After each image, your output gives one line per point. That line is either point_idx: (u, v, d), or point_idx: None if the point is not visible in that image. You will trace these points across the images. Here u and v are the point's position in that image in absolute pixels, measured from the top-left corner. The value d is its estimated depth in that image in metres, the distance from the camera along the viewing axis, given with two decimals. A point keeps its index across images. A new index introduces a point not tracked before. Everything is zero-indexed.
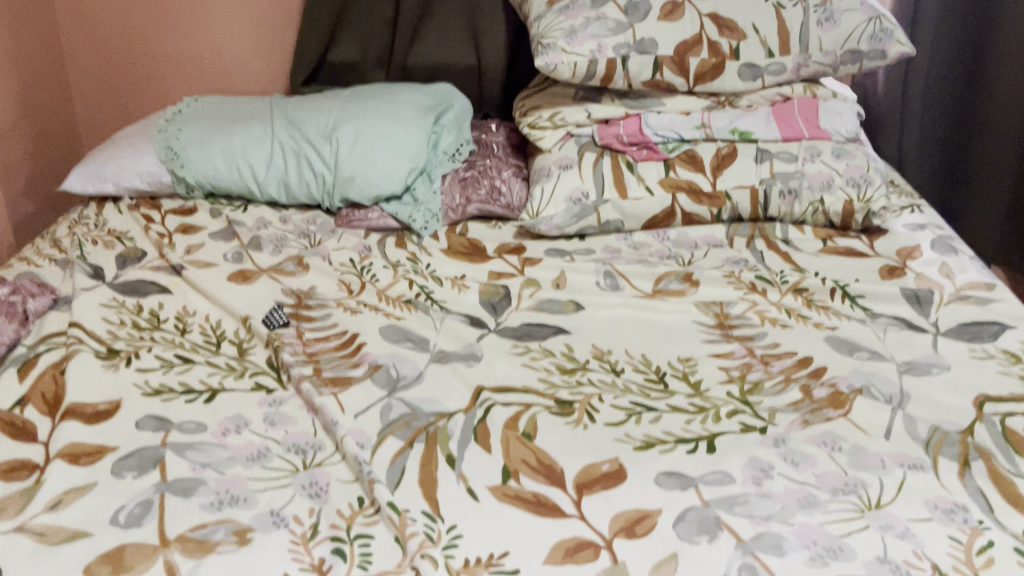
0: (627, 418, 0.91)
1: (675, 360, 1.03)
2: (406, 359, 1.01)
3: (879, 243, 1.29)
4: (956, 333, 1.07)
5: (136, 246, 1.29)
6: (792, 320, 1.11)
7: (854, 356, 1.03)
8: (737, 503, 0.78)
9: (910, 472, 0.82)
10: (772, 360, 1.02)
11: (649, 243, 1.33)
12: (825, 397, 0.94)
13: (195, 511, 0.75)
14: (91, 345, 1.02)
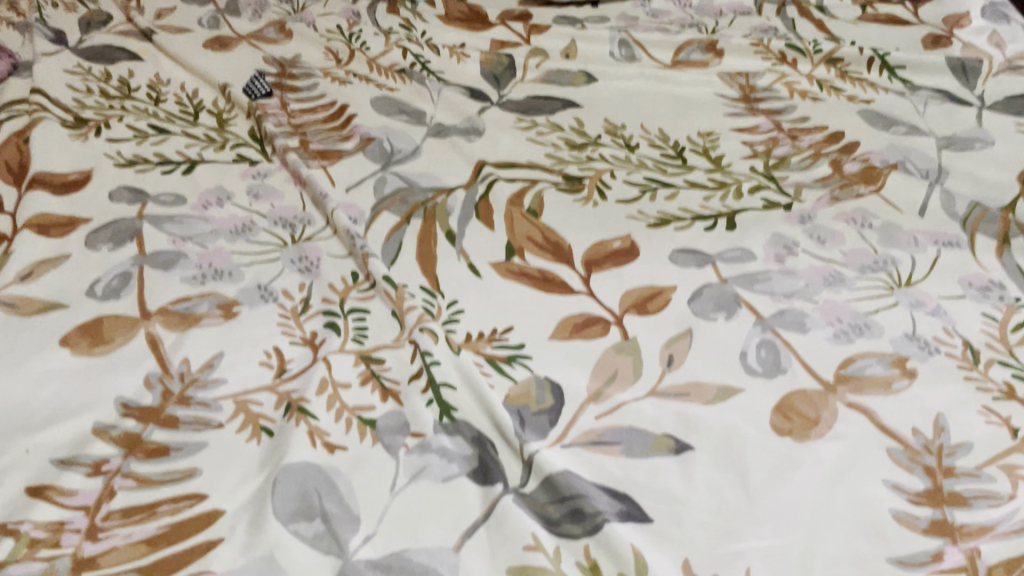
0: (641, 194, 0.84)
1: (695, 135, 0.94)
2: (400, 133, 0.93)
3: (924, 10, 1.16)
4: (1002, 108, 0.97)
5: (100, 9, 1.17)
6: (824, 93, 1.01)
7: (890, 131, 0.94)
8: (757, 281, 0.72)
9: (944, 250, 0.76)
10: (800, 135, 0.94)
11: (669, 11, 1.20)
12: (856, 173, 0.87)
13: (177, 284, 0.70)
14: (56, 114, 0.93)
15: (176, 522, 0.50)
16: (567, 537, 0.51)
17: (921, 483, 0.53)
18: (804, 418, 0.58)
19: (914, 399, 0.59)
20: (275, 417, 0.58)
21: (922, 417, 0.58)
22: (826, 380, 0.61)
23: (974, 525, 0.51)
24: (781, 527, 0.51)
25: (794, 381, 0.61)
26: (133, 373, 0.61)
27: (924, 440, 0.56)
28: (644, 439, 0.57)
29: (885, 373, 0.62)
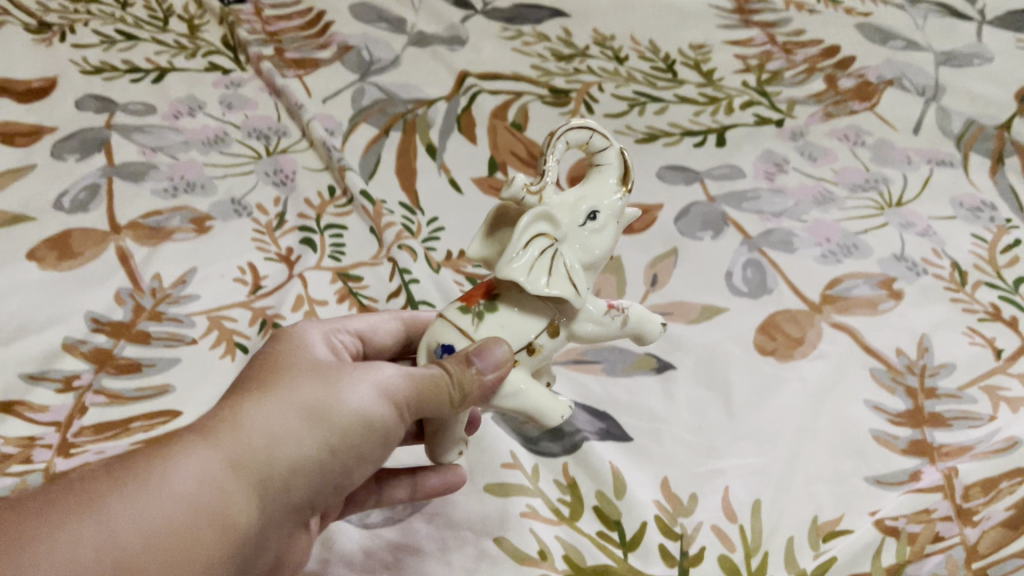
0: (629, 109, 0.80)
1: (688, 48, 0.90)
2: (379, 41, 0.88)
3: None
4: (1005, 22, 0.92)
5: None
6: (821, 5, 0.96)
7: (887, 46, 0.90)
8: (746, 199, 0.70)
9: (937, 169, 0.74)
10: (795, 48, 0.90)
11: None
12: (851, 89, 0.83)
13: (147, 196, 0.68)
14: (19, 16, 0.88)
15: (150, 437, 0.49)
16: (546, 454, 0.50)
17: (903, 403, 0.53)
18: (789, 339, 0.57)
19: (899, 320, 0.59)
20: (250, 333, 0.57)
21: (906, 338, 0.57)
22: (811, 301, 0.60)
23: (954, 446, 0.50)
24: (764, 443, 0.50)
25: (780, 303, 0.60)
26: (103, 287, 0.59)
27: (906, 361, 0.56)
28: (626, 356, 0.56)
29: (871, 294, 0.61)
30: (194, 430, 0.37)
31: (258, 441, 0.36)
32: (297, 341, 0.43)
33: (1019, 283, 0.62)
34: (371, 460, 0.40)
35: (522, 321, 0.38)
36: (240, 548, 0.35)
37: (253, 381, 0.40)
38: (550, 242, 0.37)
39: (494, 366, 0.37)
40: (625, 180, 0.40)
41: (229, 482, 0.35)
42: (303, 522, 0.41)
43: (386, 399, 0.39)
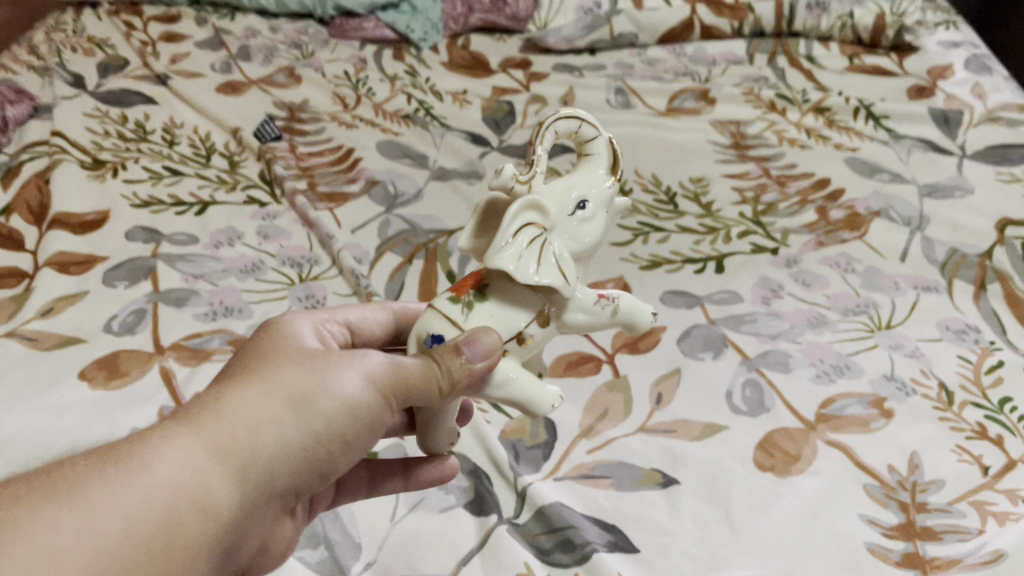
0: (634, 238, 0.86)
1: (687, 180, 0.97)
2: (403, 175, 0.96)
3: (909, 62, 1.22)
4: (983, 157, 1.00)
5: (117, 54, 1.22)
6: (811, 141, 1.04)
7: (874, 179, 0.97)
8: (743, 323, 0.75)
9: (923, 294, 0.79)
10: (788, 181, 0.96)
11: (664, 60, 1.25)
12: (840, 219, 0.89)
13: (188, 320, 0.73)
14: (75, 155, 0.97)
15: None
16: (557, 564, 0.53)
17: (895, 517, 0.56)
18: (786, 454, 0.61)
19: (890, 437, 0.63)
20: None
21: (898, 455, 0.61)
22: (807, 419, 0.64)
23: (944, 558, 0.53)
24: (764, 556, 0.54)
25: (777, 420, 0.64)
26: (147, 406, 0.64)
27: (898, 477, 0.59)
28: (633, 471, 0.60)
29: (864, 412, 0.65)
30: (179, 417, 0.40)
31: (240, 430, 0.40)
32: (287, 328, 0.47)
33: (1004, 402, 0.66)
34: (357, 446, 0.43)
35: (513, 311, 0.42)
36: (221, 528, 0.39)
37: (245, 368, 0.43)
38: (540, 230, 0.41)
39: (483, 355, 0.41)
40: (612, 169, 0.46)
41: (208, 469, 0.38)
42: (296, 497, 0.44)
43: (371, 384, 0.42)
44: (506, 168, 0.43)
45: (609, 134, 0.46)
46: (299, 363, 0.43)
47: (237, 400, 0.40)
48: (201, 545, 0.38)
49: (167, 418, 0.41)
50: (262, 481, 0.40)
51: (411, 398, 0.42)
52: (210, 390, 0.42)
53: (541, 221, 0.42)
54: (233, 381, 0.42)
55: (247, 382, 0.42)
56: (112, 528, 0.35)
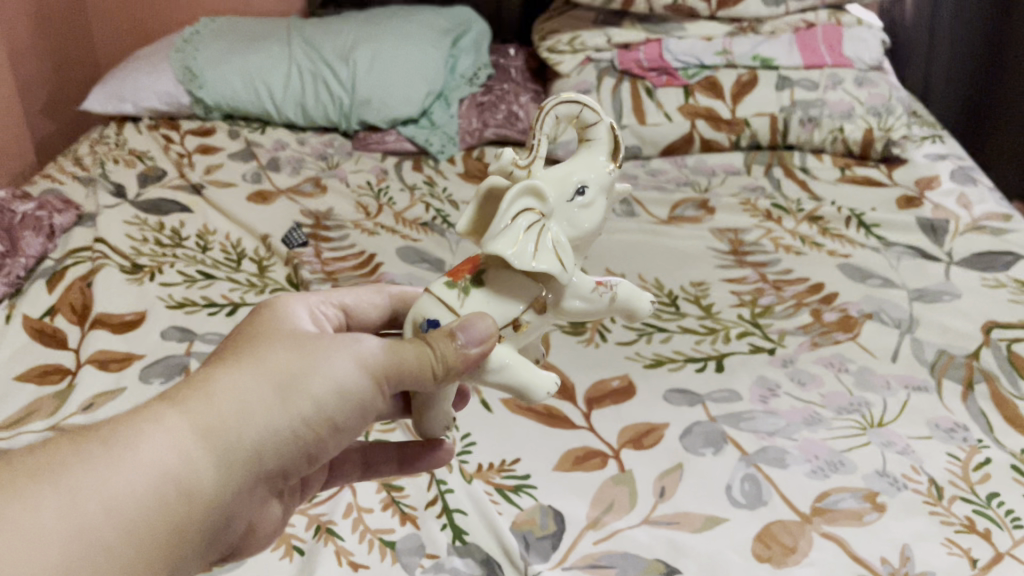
0: (638, 338, 0.91)
1: (688, 284, 1.02)
2: (421, 279, 1.02)
3: (898, 173, 1.29)
4: (969, 263, 1.06)
5: (156, 165, 1.31)
6: (806, 248, 1.10)
7: (866, 283, 1.02)
8: (742, 420, 0.79)
9: (914, 393, 0.83)
10: (784, 286, 1.02)
11: (666, 171, 1.33)
12: (834, 321, 0.94)
13: None
14: (116, 259, 1.04)
15: None
16: None
17: None
18: (783, 547, 0.65)
19: (882, 531, 0.66)
20: (305, 537, 0.65)
21: (890, 548, 0.65)
22: (802, 512, 0.68)
23: None
24: None
25: (774, 513, 0.68)
26: None
27: (890, 568, 0.63)
28: (638, 562, 0.63)
29: (857, 506, 0.69)
30: (170, 398, 0.45)
31: (226, 412, 0.44)
32: (281, 313, 0.51)
33: (992, 496, 0.70)
34: (343, 426, 0.48)
35: (514, 296, 0.47)
36: (206, 501, 0.44)
37: (238, 350, 0.48)
38: (539, 217, 0.46)
39: (478, 340, 0.45)
40: (612, 155, 0.50)
41: (193, 449, 0.43)
42: (286, 473, 0.49)
43: (361, 368, 0.47)
44: (507, 153, 0.49)
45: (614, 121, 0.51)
46: (290, 347, 0.47)
47: (227, 383, 0.45)
48: (186, 519, 0.43)
49: (159, 398, 0.45)
50: (246, 461, 0.45)
51: (399, 378, 0.47)
52: (202, 370, 0.47)
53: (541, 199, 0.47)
54: (226, 364, 0.47)
55: (239, 366, 0.46)
56: (96, 502, 0.40)
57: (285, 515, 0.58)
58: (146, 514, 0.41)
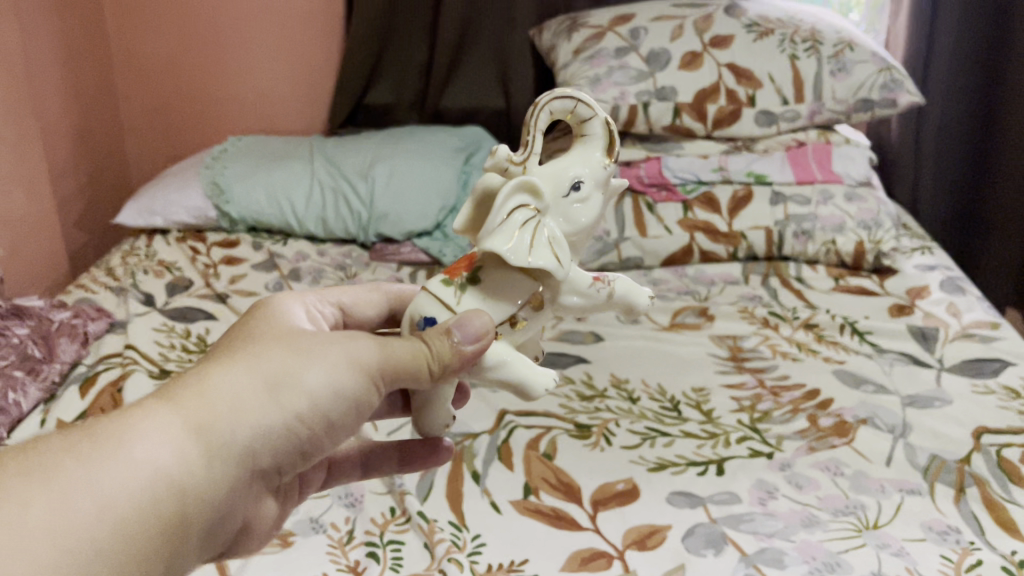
0: (641, 441, 0.95)
1: (689, 390, 1.07)
2: None
3: (889, 282, 1.36)
4: (959, 370, 1.10)
5: (183, 275, 1.39)
6: (803, 354, 1.15)
7: (860, 388, 1.06)
8: (742, 521, 0.82)
9: (907, 496, 0.86)
10: (782, 391, 1.06)
11: (667, 279, 1.40)
12: (830, 426, 0.98)
13: None
14: (145, 365, 1.09)
15: None
16: None
17: None
18: None
19: None
20: None
21: None
22: None
23: None
24: None
25: None
26: None
27: None
28: None
29: None
30: (166, 397, 0.52)
31: (218, 409, 0.51)
32: (278, 317, 0.59)
33: None
34: (330, 423, 0.56)
35: (509, 290, 0.56)
36: (199, 489, 0.50)
37: (229, 350, 0.56)
38: (536, 216, 0.56)
39: (473, 338, 0.53)
40: (608, 150, 0.60)
41: (185, 443, 0.50)
42: (282, 466, 0.56)
43: (356, 367, 0.55)
44: (503, 150, 0.59)
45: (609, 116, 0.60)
46: (283, 347, 0.55)
47: (218, 383, 0.52)
48: (177, 510, 0.49)
49: (154, 397, 0.52)
50: (237, 455, 0.52)
51: (385, 375, 0.55)
52: (196, 369, 0.54)
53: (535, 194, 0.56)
54: (218, 363, 0.54)
55: (229, 366, 0.53)
56: (90, 501, 0.45)
57: (279, 516, 0.67)
58: (139, 503, 0.47)
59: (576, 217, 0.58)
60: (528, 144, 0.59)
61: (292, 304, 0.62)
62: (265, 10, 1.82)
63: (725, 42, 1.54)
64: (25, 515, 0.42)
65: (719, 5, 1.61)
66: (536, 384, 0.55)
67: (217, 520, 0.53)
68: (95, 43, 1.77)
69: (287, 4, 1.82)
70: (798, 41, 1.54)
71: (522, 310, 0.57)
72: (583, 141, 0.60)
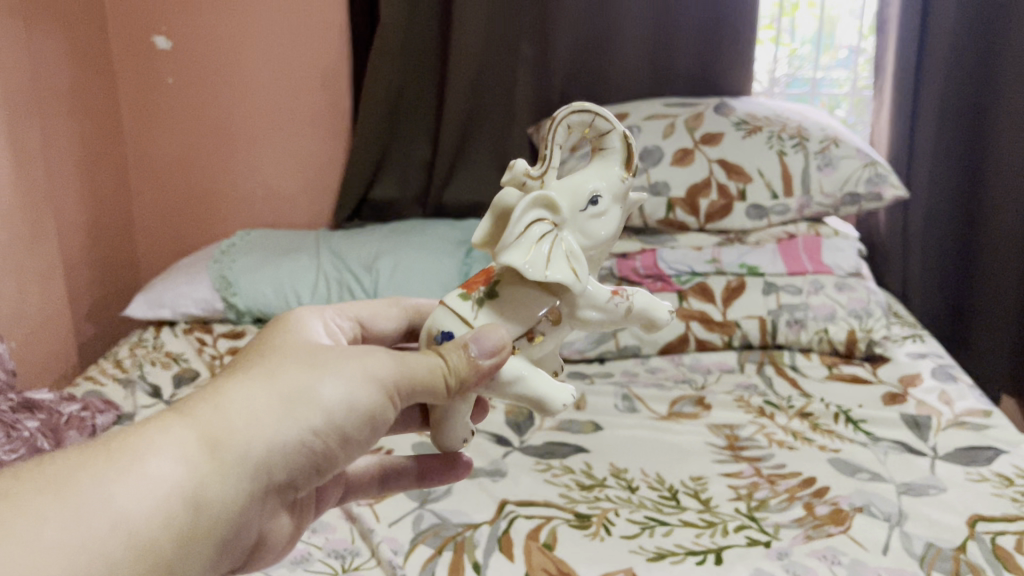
0: (640, 531, 0.97)
1: (688, 479, 1.08)
2: None
3: (882, 370, 1.39)
4: (953, 458, 1.12)
5: (190, 366, 1.42)
6: (798, 442, 1.17)
7: (855, 477, 1.08)
8: None
9: None
10: (778, 480, 1.08)
11: (665, 367, 1.43)
12: (826, 514, 1.00)
13: None
14: None
15: None
16: None
17: None
18: None
19: None
20: None
21: None
22: None
23: None
24: None
25: None
26: None
27: None
28: None
29: None
30: (184, 414, 0.58)
31: (232, 424, 0.57)
32: (297, 339, 0.66)
33: None
34: (345, 436, 0.61)
35: (529, 307, 0.63)
36: (210, 501, 0.56)
37: (248, 368, 0.62)
38: (554, 229, 0.61)
39: (489, 352, 0.59)
40: (626, 163, 0.66)
41: (197, 457, 0.56)
42: (298, 478, 0.61)
43: (372, 382, 0.61)
44: (521, 167, 0.65)
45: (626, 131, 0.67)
46: (299, 366, 0.61)
47: (236, 397, 0.59)
48: (190, 521, 0.55)
49: (173, 413, 0.59)
50: (251, 467, 0.58)
51: (399, 388, 0.61)
52: (217, 384, 0.61)
53: (552, 207, 0.62)
54: (238, 379, 0.60)
55: (247, 381, 0.60)
56: (103, 518, 0.50)
57: (295, 530, 0.75)
58: (150, 516, 0.52)
59: (593, 229, 0.64)
60: (546, 157, 0.64)
61: (308, 328, 0.69)
62: (277, 110, 1.91)
63: (714, 139, 1.61)
64: (39, 532, 0.48)
65: (708, 104, 1.69)
66: (553, 399, 0.62)
67: (234, 531, 0.59)
68: (111, 140, 1.85)
69: (297, 106, 1.91)
70: (786, 137, 1.61)
71: (541, 325, 0.64)
72: (602, 155, 0.66)
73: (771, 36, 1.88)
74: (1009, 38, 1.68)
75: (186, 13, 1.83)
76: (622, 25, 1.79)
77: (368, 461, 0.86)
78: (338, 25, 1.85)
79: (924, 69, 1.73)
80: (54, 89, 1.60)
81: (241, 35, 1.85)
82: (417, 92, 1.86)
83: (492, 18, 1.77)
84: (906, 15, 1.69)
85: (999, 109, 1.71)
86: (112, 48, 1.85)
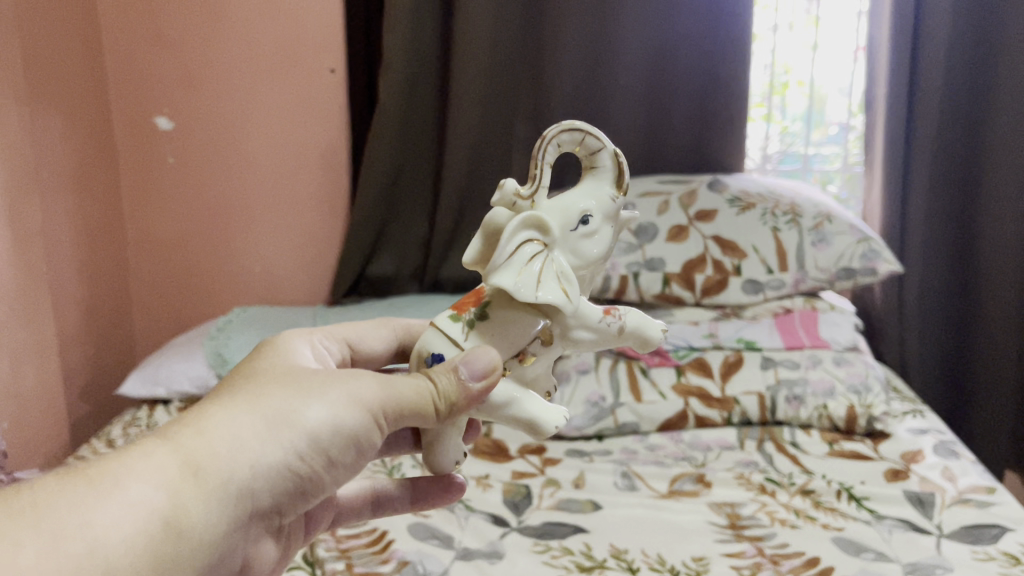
0: None
1: (689, 559, 1.06)
2: (432, 555, 1.07)
3: (883, 446, 1.37)
4: (959, 536, 1.10)
5: None
6: (800, 521, 1.15)
7: (860, 556, 1.06)
8: None
9: None
10: (781, 559, 1.06)
11: (663, 444, 1.41)
12: None
13: None
14: None
15: None
16: None
17: None
18: None
19: None
20: None
21: None
22: None
23: None
24: None
25: None
26: None
27: None
28: None
29: None
30: (165, 440, 0.60)
31: (217, 449, 0.59)
32: (279, 367, 0.68)
33: None
34: (329, 458, 0.64)
35: (517, 332, 0.65)
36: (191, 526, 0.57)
37: (233, 393, 0.64)
38: (544, 249, 0.64)
39: (479, 375, 0.61)
40: (618, 184, 0.69)
41: (180, 481, 0.57)
42: (284, 498, 0.64)
43: (360, 404, 0.64)
44: (512, 187, 0.67)
45: (616, 149, 0.70)
46: (285, 390, 0.64)
47: (221, 422, 0.61)
48: (169, 545, 0.56)
49: (155, 437, 0.61)
50: (234, 491, 0.60)
51: (385, 410, 0.64)
52: (203, 409, 0.63)
53: (543, 228, 0.64)
54: (222, 405, 0.62)
55: (232, 407, 0.62)
56: (81, 544, 0.52)
57: (283, 554, 0.80)
58: (129, 542, 0.54)
59: (584, 247, 0.66)
60: (537, 177, 0.67)
61: (288, 358, 0.72)
62: (276, 187, 1.93)
63: (709, 216, 1.63)
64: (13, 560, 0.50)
65: (702, 181, 1.72)
66: (546, 421, 0.64)
67: (218, 558, 0.61)
68: (110, 217, 1.87)
69: (297, 184, 1.93)
70: (779, 213, 1.63)
71: (532, 345, 0.66)
72: (593, 173, 0.69)
73: (762, 114, 1.92)
74: (995, 120, 1.72)
75: (189, 93, 1.87)
76: (616, 103, 1.84)
77: (362, 484, 0.89)
78: (337, 103, 1.89)
79: (913, 149, 1.76)
80: (55, 169, 1.63)
81: (242, 115, 1.89)
82: (415, 170, 1.89)
83: (486, 100, 1.81)
84: (892, 97, 1.74)
85: (990, 190, 1.74)
86: (115, 127, 1.88)
